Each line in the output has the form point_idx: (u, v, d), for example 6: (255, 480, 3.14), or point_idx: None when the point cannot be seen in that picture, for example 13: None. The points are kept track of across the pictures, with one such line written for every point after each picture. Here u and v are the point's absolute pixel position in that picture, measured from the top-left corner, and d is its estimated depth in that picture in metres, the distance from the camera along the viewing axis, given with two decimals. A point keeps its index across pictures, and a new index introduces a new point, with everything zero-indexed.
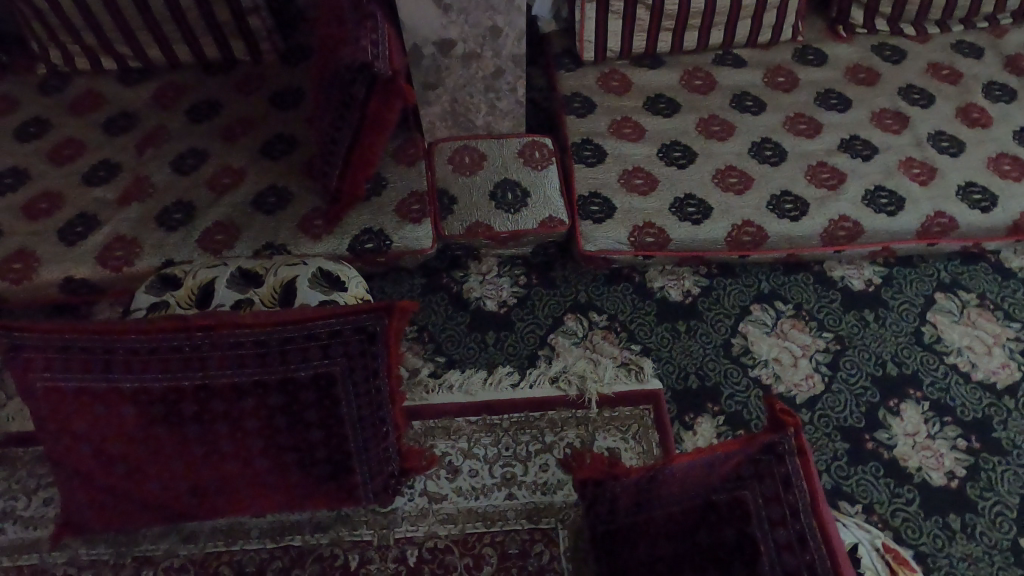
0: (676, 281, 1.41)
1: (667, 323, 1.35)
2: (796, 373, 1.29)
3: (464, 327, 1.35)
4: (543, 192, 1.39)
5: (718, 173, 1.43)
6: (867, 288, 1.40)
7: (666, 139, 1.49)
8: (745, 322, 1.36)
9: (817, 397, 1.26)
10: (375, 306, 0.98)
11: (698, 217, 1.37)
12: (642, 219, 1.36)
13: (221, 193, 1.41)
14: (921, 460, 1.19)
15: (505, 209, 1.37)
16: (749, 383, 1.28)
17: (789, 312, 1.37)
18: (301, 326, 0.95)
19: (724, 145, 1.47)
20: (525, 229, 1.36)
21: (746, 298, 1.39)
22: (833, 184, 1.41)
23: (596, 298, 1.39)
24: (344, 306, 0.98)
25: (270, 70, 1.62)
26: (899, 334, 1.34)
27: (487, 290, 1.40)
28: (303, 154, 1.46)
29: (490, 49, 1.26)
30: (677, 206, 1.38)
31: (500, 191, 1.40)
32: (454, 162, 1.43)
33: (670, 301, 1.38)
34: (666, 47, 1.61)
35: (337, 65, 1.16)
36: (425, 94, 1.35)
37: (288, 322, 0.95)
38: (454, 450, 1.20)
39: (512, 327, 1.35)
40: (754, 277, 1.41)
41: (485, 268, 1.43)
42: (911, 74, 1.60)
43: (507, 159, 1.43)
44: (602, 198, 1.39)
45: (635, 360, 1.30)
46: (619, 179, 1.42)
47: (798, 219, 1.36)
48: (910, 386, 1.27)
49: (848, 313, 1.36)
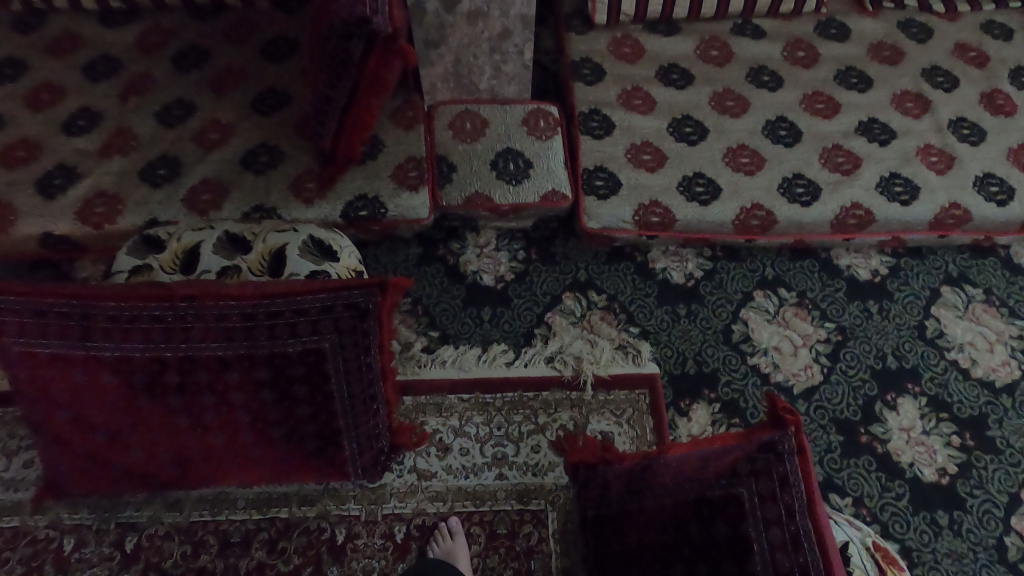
0: (679, 263, 1.37)
1: (667, 306, 1.32)
2: (795, 363, 1.27)
3: (460, 302, 1.31)
4: (546, 164, 1.33)
5: (730, 151, 1.37)
6: (873, 279, 1.36)
7: (677, 113, 1.42)
8: (747, 308, 1.33)
9: (815, 388, 1.25)
10: (368, 282, 0.93)
11: (707, 197, 1.31)
12: (648, 197, 1.31)
13: (209, 149, 1.34)
14: (914, 456, 1.19)
15: (506, 181, 1.31)
16: (748, 371, 1.26)
17: (792, 300, 1.34)
18: (289, 301, 0.91)
19: (738, 122, 1.41)
20: (526, 203, 1.30)
21: (750, 283, 1.35)
22: (848, 169, 1.35)
23: (596, 277, 1.35)
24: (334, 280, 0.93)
25: (262, 17, 1.53)
26: (902, 327, 1.31)
27: (485, 264, 1.35)
28: (295, 111, 1.38)
29: (498, 8, 1.17)
30: (686, 184, 1.33)
31: (502, 161, 1.33)
32: (455, 128, 1.37)
33: (672, 283, 1.35)
34: (683, 12, 1.52)
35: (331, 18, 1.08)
36: (426, 53, 1.27)
37: (276, 296, 0.91)
38: (445, 428, 1.18)
39: (509, 303, 1.31)
40: (759, 262, 1.37)
41: (484, 241, 1.38)
42: (937, 54, 1.53)
43: (511, 127, 1.37)
44: (608, 172, 1.34)
45: (633, 343, 1.27)
46: (626, 153, 1.36)
47: (809, 204, 1.31)
48: (908, 380, 1.26)
49: (852, 303, 1.34)
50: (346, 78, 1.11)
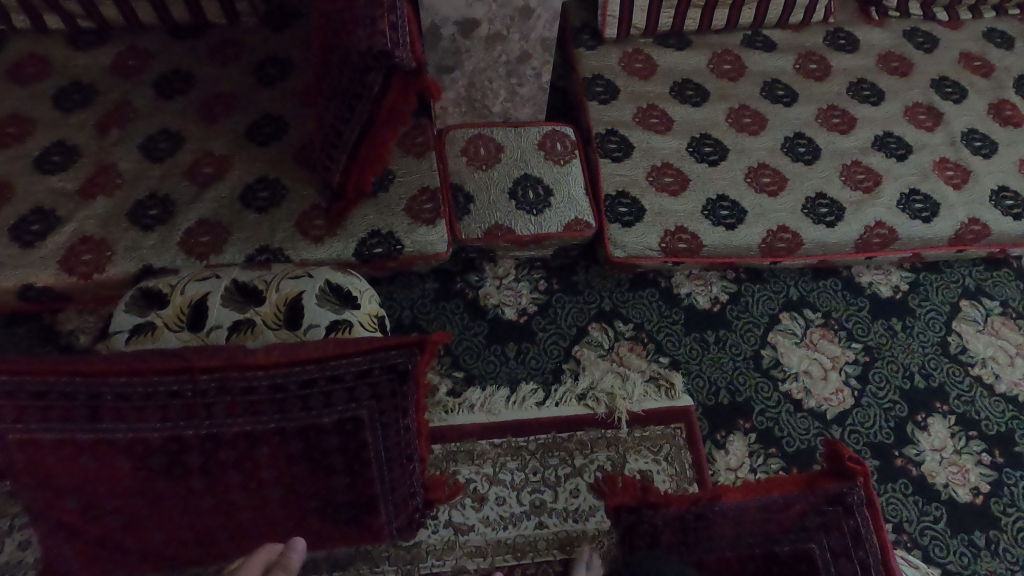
0: (704, 287, 1.34)
1: (696, 333, 1.29)
2: (826, 387, 1.25)
3: (483, 339, 1.26)
4: (568, 191, 1.28)
5: (751, 171, 1.34)
6: (895, 295, 1.36)
7: (695, 132, 1.38)
8: (775, 332, 1.30)
9: (847, 412, 1.23)
10: (405, 341, 0.86)
11: (732, 221, 1.28)
12: (673, 222, 1.27)
13: (204, 185, 1.24)
14: (948, 477, 1.19)
15: (527, 211, 1.25)
16: (780, 398, 1.24)
17: (818, 321, 1.32)
18: (321, 368, 0.85)
19: (757, 140, 1.38)
20: (549, 233, 1.25)
21: (775, 305, 1.33)
22: (869, 186, 1.34)
23: (622, 305, 1.31)
24: (367, 339, 0.86)
25: (251, 36, 1.42)
26: (926, 344, 1.31)
27: (506, 296, 1.30)
28: (296, 140, 1.29)
29: (518, 31, 1.11)
30: (710, 208, 1.29)
31: (521, 190, 1.27)
32: (469, 155, 1.30)
33: (698, 309, 1.31)
34: (694, 25, 1.48)
35: (344, 50, 1.00)
36: (439, 78, 1.20)
37: (306, 363, 0.84)
38: (479, 476, 1.12)
39: (534, 337, 1.26)
40: (783, 283, 1.35)
41: (503, 272, 1.32)
42: (944, 64, 1.53)
43: (527, 152, 1.31)
44: (630, 197, 1.29)
45: (665, 375, 1.24)
46: (647, 176, 1.32)
47: (833, 224, 1.29)
48: (936, 399, 1.26)
49: (876, 322, 1.33)
50: (363, 114, 1.03)
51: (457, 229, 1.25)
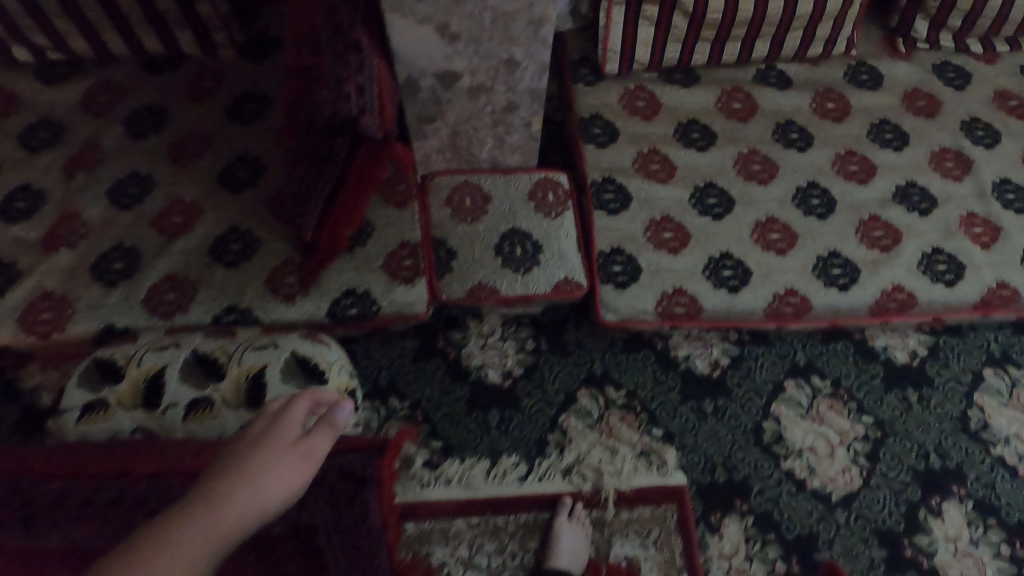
0: (703, 349, 1.25)
1: (693, 402, 1.20)
2: (833, 466, 1.17)
3: (464, 405, 1.18)
4: (558, 248, 1.19)
5: (759, 226, 1.24)
6: (912, 362, 1.26)
7: (699, 180, 1.28)
8: (779, 402, 1.21)
9: (854, 494, 1.14)
10: (368, 443, 0.87)
11: (735, 282, 1.18)
12: (671, 284, 1.18)
13: (173, 237, 1.17)
14: (962, 570, 1.10)
15: (513, 270, 1.17)
16: (781, 477, 1.15)
17: (826, 390, 1.23)
18: None
19: (766, 190, 1.28)
20: (537, 294, 1.17)
21: (780, 371, 1.24)
22: (887, 244, 1.23)
23: (614, 369, 1.22)
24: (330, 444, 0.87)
25: (229, 68, 1.35)
26: (943, 418, 1.22)
27: (490, 357, 1.22)
28: (270, 186, 1.22)
29: (504, 82, 1.01)
30: (712, 267, 1.20)
31: (508, 246, 1.19)
32: (454, 205, 1.22)
33: (696, 376, 1.23)
34: (702, 60, 1.37)
35: (310, 109, 0.92)
36: (420, 127, 1.11)
37: None
38: (453, 560, 1.06)
39: (518, 404, 1.19)
40: (790, 346, 1.26)
41: (489, 330, 1.24)
42: (976, 103, 1.40)
43: (517, 203, 1.22)
44: (625, 255, 1.20)
45: (657, 450, 1.16)
46: (646, 230, 1.22)
47: (847, 287, 1.19)
48: (953, 481, 1.16)
49: (889, 393, 1.23)
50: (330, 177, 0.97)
51: (438, 287, 1.17)
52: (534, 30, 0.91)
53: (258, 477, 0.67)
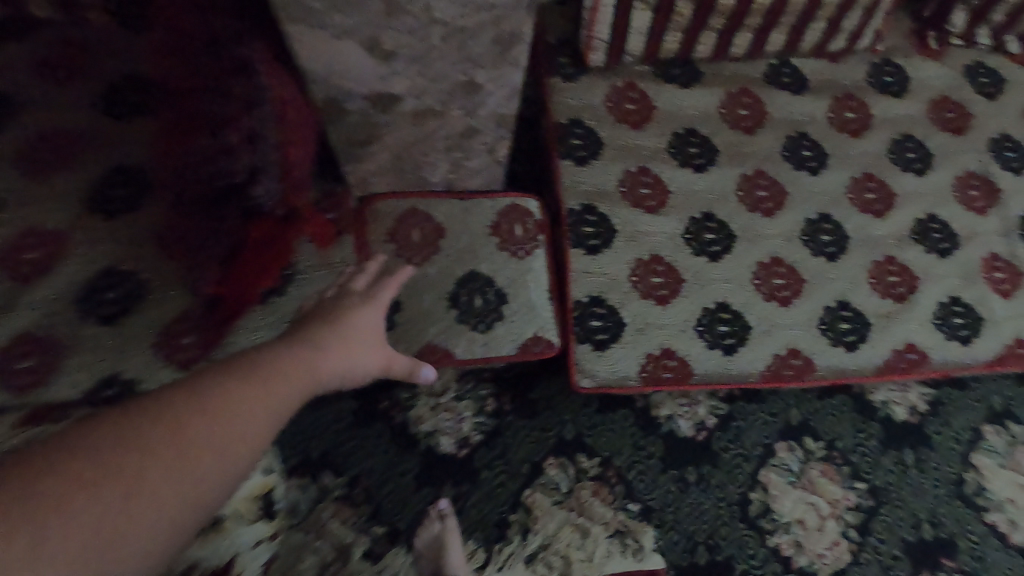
0: (689, 408, 1.10)
1: (674, 470, 1.06)
2: (821, 540, 1.06)
3: (412, 481, 1.00)
4: (527, 299, 0.98)
5: (761, 269, 1.06)
6: (910, 419, 1.15)
7: (696, 210, 1.07)
8: (768, 468, 1.09)
9: (842, 572, 1.05)
10: None
11: (731, 340, 1.01)
12: (657, 343, 0.99)
13: (27, 281, 0.90)
14: None
15: (472, 326, 0.96)
16: (766, 556, 1.04)
17: (819, 454, 1.11)
18: None
19: (772, 223, 1.09)
20: (501, 356, 0.97)
21: (771, 432, 1.11)
22: (902, 293, 1.08)
23: (587, 433, 1.06)
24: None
25: (100, 40, 1.03)
26: (939, 482, 1.12)
27: (442, 421, 1.04)
28: (157, 210, 0.94)
29: (460, 106, 0.76)
30: (706, 321, 1.01)
31: (466, 295, 0.97)
32: (399, 240, 0.97)
33: (679, 440, 1.08)
34: (707, 52, 1.13)
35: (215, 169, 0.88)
36: (352, 151, 0.86)
37: None
38: None
39: (476, 478, 1.02)
40: (783, 403, 1.13)
41: (443, 387, 1.05)
42: (1008, 117, 1.22)
43: (477, 239, 0.99)
44: (606, 305, 1.00)
45: (632, 530, 1.02)
46: (631, 274, 1.02)
47: (856, 345, 1.04)
48: (944, 553, 1.08)
49: (886, 455, 1.12)
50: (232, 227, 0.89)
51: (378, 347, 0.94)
52: (502, 48, 0.65)
53: (326, 359, 0.67)
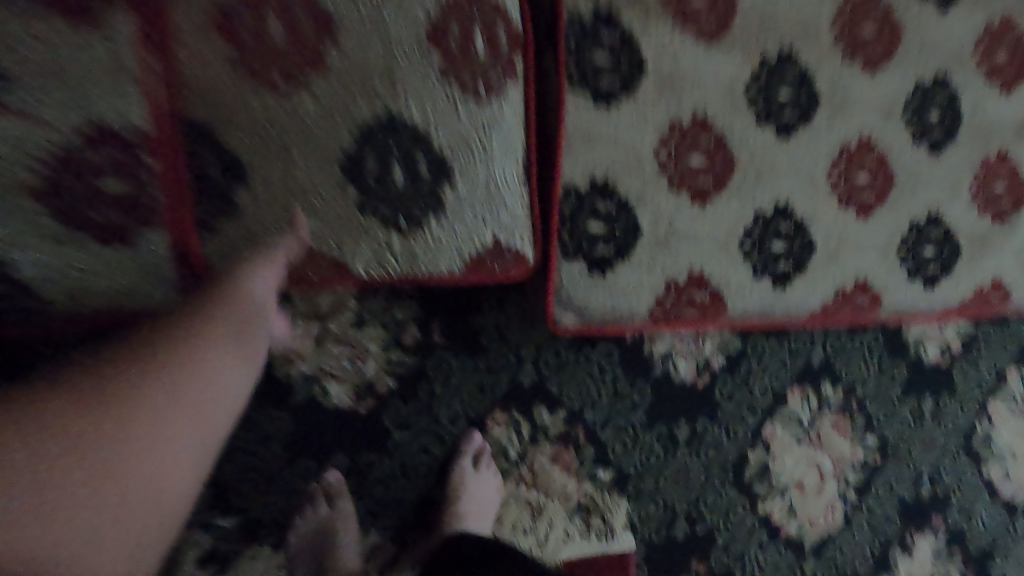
0: (692, 343, 0.79)
1: (662, 426, 0.78)
2: (817, 504, 0.86)
3: (280, 450, 0.65)
4: (485, 182, 0.59)
5: (844, 156, 0.69)
6: (940, 360, 0.92)
7: (772, 44, 0.64)
8: (773, 422, 0.83)
9: (830, 538, 0.87)
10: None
11: (785, 264, 0.67)
12: (681, 263, 0.64)
13: None
14: None
15: (386, 222, 0.59)
16: (754, 526, 0.83)
17: (835, 402, 0.86)
18: None
19: (872, 84, 0.68)
20: (434, 276, 0.62)
21: (787, 375, 0.84)
22: (1005, 209, 0.76)
23: (552, 377, 0.73)
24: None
25: None
26: (950, 432, 0.94)
27: (334, 356, 0.66)
28: None
29: None
30: (757, 232, 0.66)
31: (378, 165, 0.57)
32: (242, 40, 0.51)
33: (674, 387, 0.78)
34: None
35: None
36: None
37: None
38: None
39: (385, 440, 0.67)
40: (808, 337, 0.84)
41: (334, 306, 0.67)
42: None
43: (400, 59, 0.54)
44: (615, 198, 0.62)
45: (599, 503, 0.75)
46: (658, 147, 0.62)
47: (935, 280, 0.74)
48: (934, 510, 0.93)
49: (905, 403, 0.91)
50: None
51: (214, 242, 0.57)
52: None
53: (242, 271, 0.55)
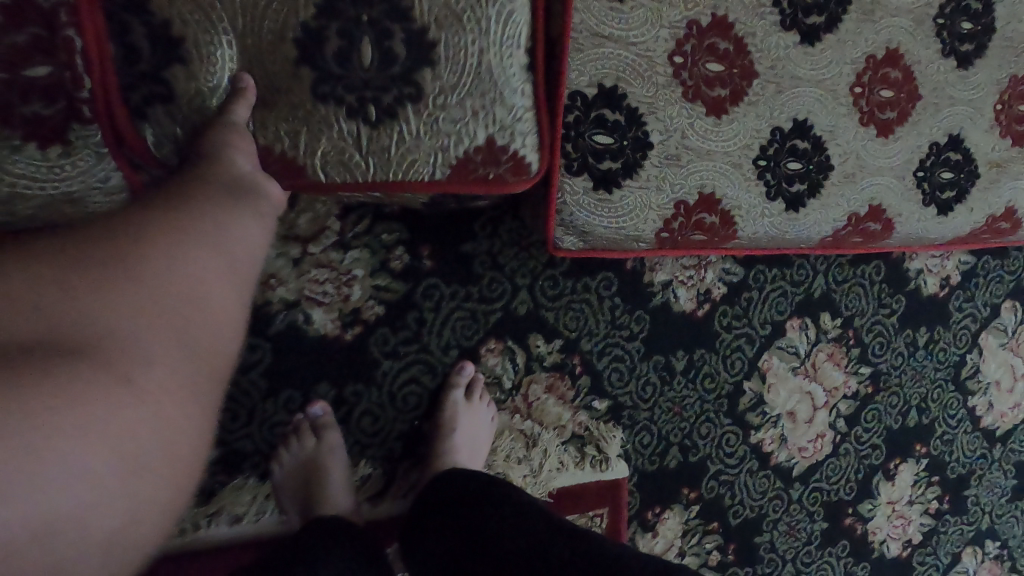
0: (692, 272, 0.76)
1: (659, 358, 0.75)
2: (807, 433, 0.86)
3: (262, 382, 0.61)
4: (475, 67, 0.51)
5: (869, 67, 0.63)
6: (938, 293, 0.91)
7: None
8: (771, 352, 0.81)
9: (817, 465, 0.88)
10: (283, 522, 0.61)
11: (800, 185, 0.63)
12: (693, 182, 0.59)
13: None
14: (888, 531, 0.96)
15: (348, 109, 0.51)
16: (744, 454, 0.83)
17: (833, 333, 0.85)
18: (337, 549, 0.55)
19: None
20: (409, 183, 0.53)
21: (786, 307, 0.81)
22: None
23: (547, 306, 0.69)
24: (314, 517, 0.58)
25: None
26: (940, 365, 0.94)
27: (316, 282, 0.62)
28: None
29: None
30: (773, 152, 0.61)
31: (341, 42, 0.49)
32: None
33: (672, 316, 0.75)
34: None
35: None
36: None
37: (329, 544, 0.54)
38: None
39: (372, 371, 0.64)
40: (810, 268, 0.82)
41: (313, 230, 0.61)
42: None
43: None
44: (626, 108, 0.56)
45: (593, 434, 0.74)
46: (674, 50, 0.56)
47: (951, 207, 0.71)
48: (918, 440, 0.95)
49: (900, 335, 0.90)
50: None
51: (152, 126, 0.49)
52: None
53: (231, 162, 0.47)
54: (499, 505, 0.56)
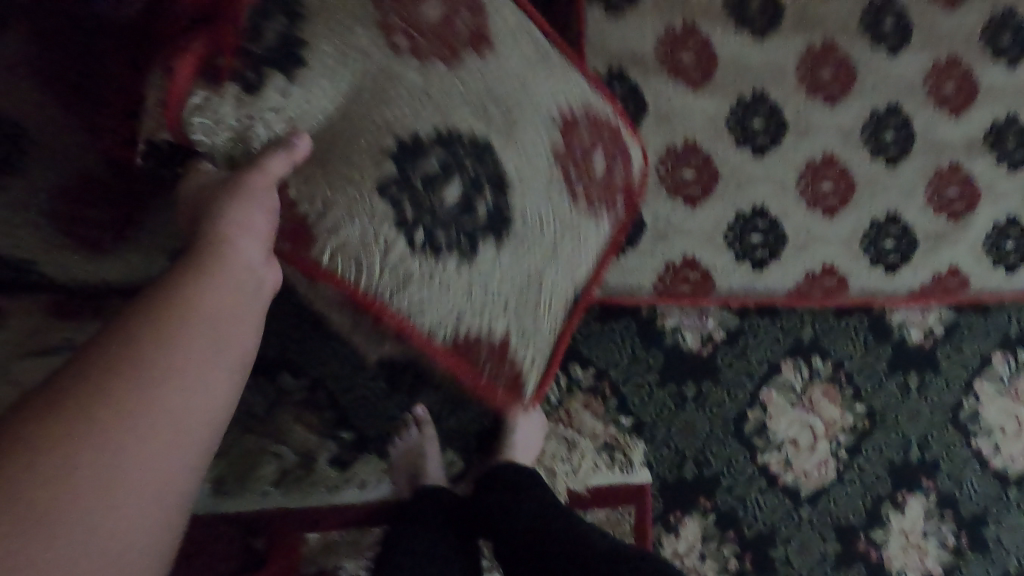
0: (696, 319, 0.99)
1: (672, 387, 0.98)
2: (810, 460, 1.03)
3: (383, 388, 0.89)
4: (519, 281, 0.67)
5: (809, 169, 0.89)
6: (924, 343, 1.08)
7: (746, 88, 0.86)
8: (770, 386, 1.01)
9: (824, 489, 1.03)
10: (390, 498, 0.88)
11: (761, 251, 0.88)
12: (679, 251, 0.86)
13: None
14: (905, 560, 1.06)
15: (404, 228, 0.58)
16: (754, 474, 1.00)
17: (825, 374, 1.04)
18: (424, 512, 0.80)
19: (832, 114, 0.89)
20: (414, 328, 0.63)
21: (779, 351, 1.02)
22: (958, 209, 0.93)
23: (582, 342, 0.95)
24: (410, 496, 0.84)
25: None
26: (936, 406, 1.08)
27: None
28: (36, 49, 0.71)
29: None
30: (738, 229, 0.87)
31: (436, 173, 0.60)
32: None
33: (681, 354, 0.98)
34: None
35: None
36: None
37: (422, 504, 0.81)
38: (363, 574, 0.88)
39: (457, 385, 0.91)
40: (798, 318, 1.02)
41: None
42: None
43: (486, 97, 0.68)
44: None
45: (621, 445, 0.96)
46: (659, 165, 0.85)
47: (897, 267, 0.92)
48: (924, 475, 1.07)
49: (891, 378, 1.06)
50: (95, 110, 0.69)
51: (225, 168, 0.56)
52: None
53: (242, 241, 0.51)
54: (529, 503, 0.79)
